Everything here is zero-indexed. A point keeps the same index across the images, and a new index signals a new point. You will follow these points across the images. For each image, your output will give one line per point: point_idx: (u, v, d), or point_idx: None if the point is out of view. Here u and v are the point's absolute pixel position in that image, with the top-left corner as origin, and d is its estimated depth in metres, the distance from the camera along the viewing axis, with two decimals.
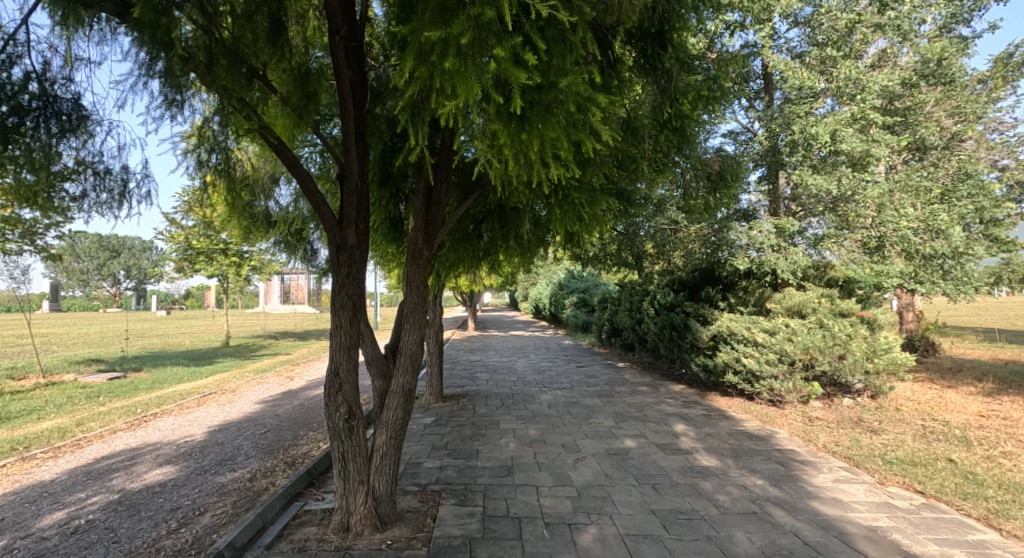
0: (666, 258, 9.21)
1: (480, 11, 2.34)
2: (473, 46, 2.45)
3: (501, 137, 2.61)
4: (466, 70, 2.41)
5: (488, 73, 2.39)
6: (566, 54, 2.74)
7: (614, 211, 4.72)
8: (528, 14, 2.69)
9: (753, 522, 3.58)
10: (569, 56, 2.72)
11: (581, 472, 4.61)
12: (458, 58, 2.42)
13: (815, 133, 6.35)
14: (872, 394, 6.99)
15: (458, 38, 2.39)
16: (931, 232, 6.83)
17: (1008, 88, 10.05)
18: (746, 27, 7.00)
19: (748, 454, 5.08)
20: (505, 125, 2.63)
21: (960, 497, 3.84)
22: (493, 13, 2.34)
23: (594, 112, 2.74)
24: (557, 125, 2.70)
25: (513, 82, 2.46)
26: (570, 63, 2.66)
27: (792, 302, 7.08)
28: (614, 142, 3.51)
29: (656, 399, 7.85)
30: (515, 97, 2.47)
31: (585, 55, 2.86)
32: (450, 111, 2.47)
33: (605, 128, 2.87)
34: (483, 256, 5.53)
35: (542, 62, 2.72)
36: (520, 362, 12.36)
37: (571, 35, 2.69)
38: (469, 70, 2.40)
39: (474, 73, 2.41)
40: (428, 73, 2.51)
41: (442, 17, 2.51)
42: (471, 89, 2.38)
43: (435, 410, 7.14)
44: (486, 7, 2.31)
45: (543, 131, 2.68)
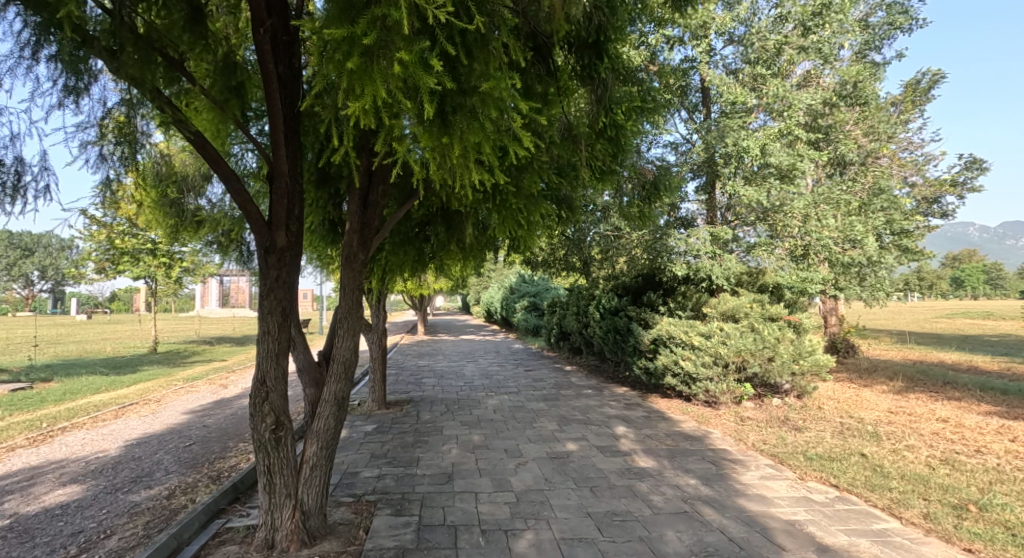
0: (610, 264, 9.42)
1: (386, 11, 2.25)
2: (381, 47, 2.35)
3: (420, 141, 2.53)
4: (373, 71, 2.30)
5: (397, 77, 2.30)
6: (487, 59, 2.70)
7: (556, 217, 4.75)
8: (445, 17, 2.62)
9: (684, 521, 3.69)
10: (491, 61, 2.66)
11: (522, 477, 4.61)
12: (363, 59, 2.31)
13: (747, 147, 6.68)
14: (798, 394, 7.43)
15: (363, 38, 2.28)
16: (850, 242, 7.32)
17: (916, 112, 11.05)
18: (684, 43, 7.29)
19: (683, 454, 5.25)
20: (424, 129, 2.55)
21: (869, 490, 4.11)
22: (397, 14, 2.25)
23: (513, 117, 2.73)
24: (477, 130, 2.65)
25: (423, 86, 2.38)
26: (493, 68, 2.61)
27: (726, 307, 7.39)
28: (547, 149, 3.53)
29: (600, 401, 8.01)
30: (426, 101, 2.39)
31: (508, 60, 2.81)
32: (361, 114, 2.36)
33: (529, 134, 2.85)
34: (427, 259, 5.46)
35: (461, 67, 2.66)
36: (468, 366, 12.29)
37: (490, 39, 2.64)
38: (375, 71, 2.29)
39: (381, 75, 2.31)
40: (336, 72, 2.38)
41: (348, 14, 2.39)
42: (377, 92, 2.27)
43: (377, 417, 6.96)
44: (391, 7, 2.21)
45: (464, 135, 2.62)
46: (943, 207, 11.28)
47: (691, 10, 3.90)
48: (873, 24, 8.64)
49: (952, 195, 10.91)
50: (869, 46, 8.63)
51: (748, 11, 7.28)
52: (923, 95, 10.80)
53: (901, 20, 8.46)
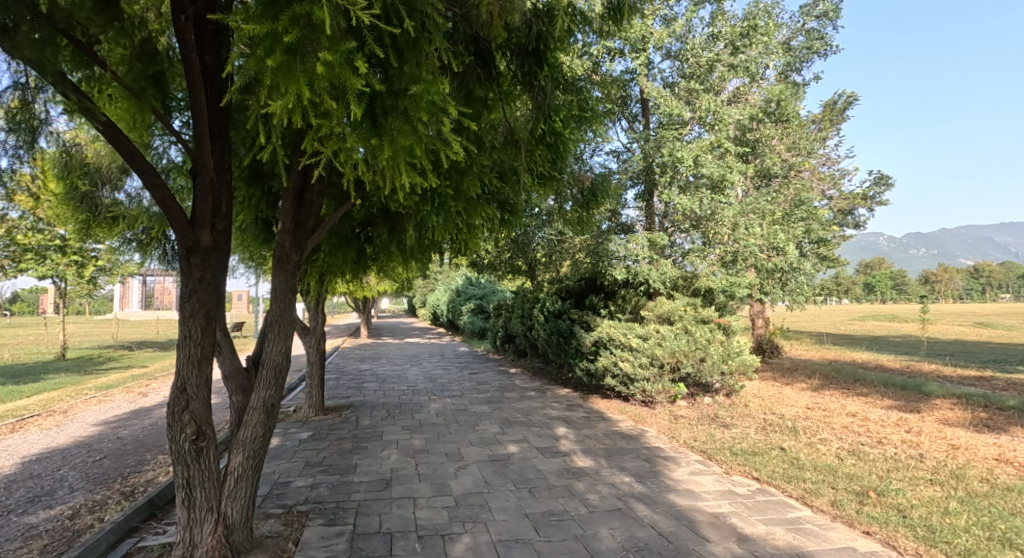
0: (554, 268, 9.57)
1: (309, 8, 2.16)
2: (305, 45, 2.26)
3: (347, 142, 2.47)
4: (296, 68, 2.21)
5: (321, 77, 2.22)
6: (420, 62, 2.67)
7: (497, 220, 4.76)
8: (375, 18, 2.57)
9: (617, 518, 3.81)
10: (424, 64, 2.64)
11: (461, 480, 4.59)
12: (286, 56, 2.21)
13: (681, 157, 6.98)
14: (727, 392, 7.86)
15: (284, 35, 2.18)
16: (774, 249, 7.80)
17: (833, 130, 11.96)
18: (625, 55, 7.54)
19: (620, 453, 5.41)
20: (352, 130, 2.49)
21: (786, 481, 4.41)
22: (321, 13, 2.18)
23: (445, 121, 2.72)
24: (408, 133, 2.62)
25: (351, 87, 2.31)
26: (425, 72, 2.58)
27: (662, 310, 7.68)
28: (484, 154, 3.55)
29: (543, 403, 8.11)
30: (355, 103, 2.33)
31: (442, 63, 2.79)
32: (284, 112, 2.26)
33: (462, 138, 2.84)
34: (368, 261, 5.34)
35: (391, 68, 2.62)
36: (411, 370, 12.09)
37: (422, 43, 2.61)
38: (298, 69, 2.20)
39: (304, 73, 2.22)
40: (258, 68, 2.27)
41: (271, 9, 2.28)
42: (300, 91, 2.18)
43: (313, 423, 6.73)
44: (314, 5, 2.13)
45: (396, 138, 2.58)
46: (856, 218, 12.27)
47: (628, 24, 4.04)
48: (794, 47, 9.30)
49: (863, 208, 11.89)
50: (791, 67, 9.27)
51: (683, 28, 7.63)
52: (838, 115, 11.73)
53: (818, 46, 9.15)
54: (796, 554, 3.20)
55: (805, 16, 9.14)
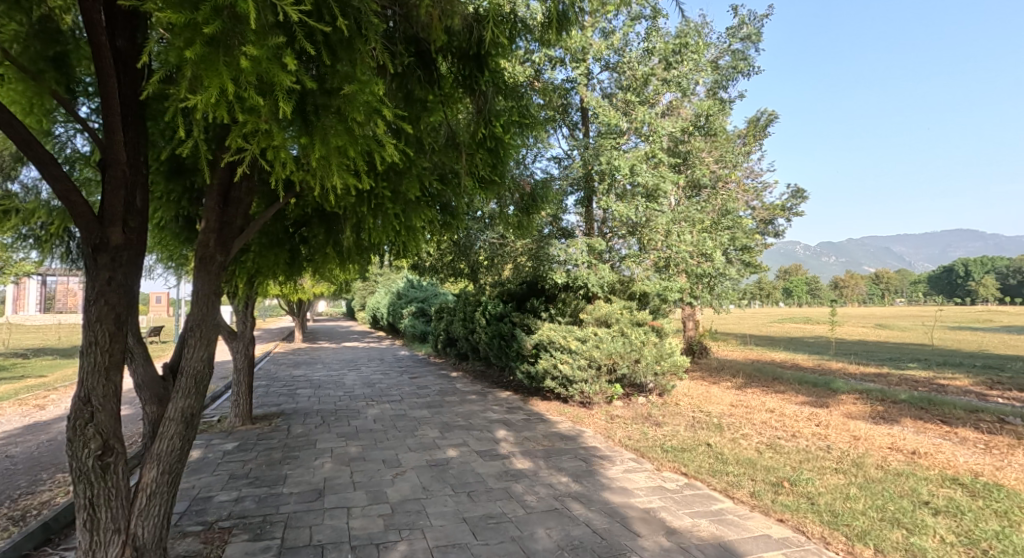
0: (496, 272, 9.61)
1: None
2: (230, 38, 2.15)
3: (274, 141, 2.37)
4: (219, 62, 2.11)
5: (246, 71, 2.13)
6: (355, 62, 2.61)
7: (437, 223, 4.71)
8: (307, 13, 2.49)
9: (554, 518, 3.88)
10: (358, 64, 2.58)
11: (398, 487, 4.51)
12: (207, 48, 2.11)
13: (618, 166, 7.22)
14: (660, 391, 8.21)
15: (206, 26, 2.07)
16: (703, 256, 8.24)
17: (756, 144, 12.78)
18: (565, 64, 7.71)
19: (558, 453, 5.52)
20: (280, 128, 2.39)
21: (711, 475, 4.65)
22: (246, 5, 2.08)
23: (380, 123, 2.67)
24: (341, 133, 2.55)
25: (279, 85, 2.23)
26: (360, 71, 2.52)
27: (600, 313, 7.90)
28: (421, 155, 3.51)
29: (483, 406, 8.12)
30: (283, 101, 2.25)
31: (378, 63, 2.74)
32: (204, 106, 2.14)
33: (397, 140, 2.80)
34: (302, 262, 5.14)
35: (324, 66, 2.55)
36: (349, 375, 11.73)
37: (356, 42, 2.56)
38: (221, 62, 2.09)
39: (228, 67, 2.12)
40: (177, 58, 2.14)
41: None
42: (223, 84, 2.08)
43: (240, 433, 6.37)
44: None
45: (328, 138, 2.51)
46: (776, 227, 13.17)
47: (568, 34, 4.13)
48: (721, 66, 9.88)
49: (782, 218, 12.79)
50: (719, 85, 9.85)
51: (621, 41, 7.90)
52: (761, 131, 12.57)
53: (742, 66, 9.77)
54: (718, 544, 3.39)
55: (732, 37, 9.73)
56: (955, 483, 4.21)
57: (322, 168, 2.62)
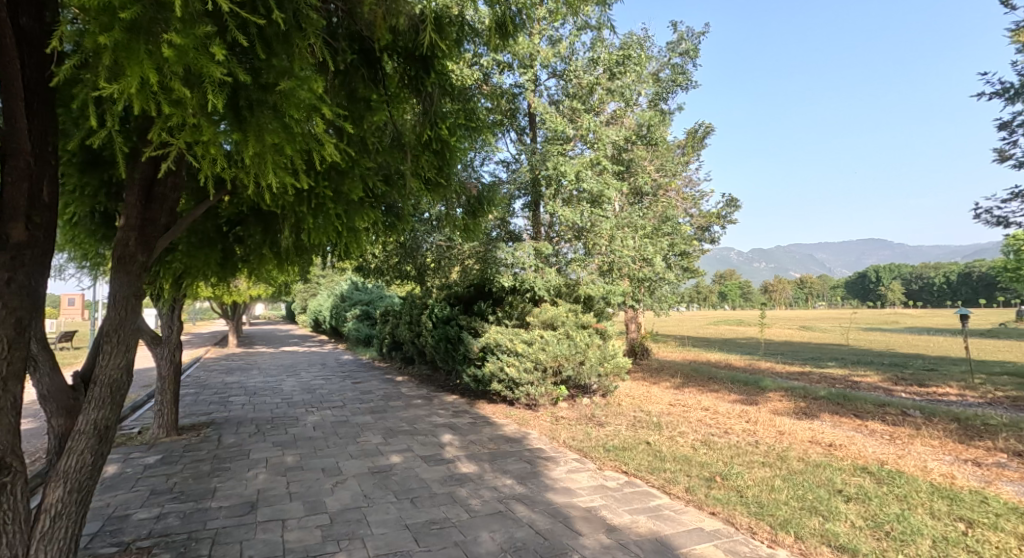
0: (443, 275, 9.53)
1: None
2: (153, 25, 2.03)
3: (203, 136, 2.26)
4: (140, 50, 1.98)
5: (171, 61, 2.01)
6: (292, 57, 2.53)
7: (381, 225, 4.62)
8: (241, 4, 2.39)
9: (498, 520, 3.89)
10: (295, 59, 2.50)
11: (338, 496, 4.37)
12: (127, 34, 1.98)
13: (564, 171, 7.34)
14: (603, 392, 8.41)
15: (126, 11, 1.95)
16: (644, 261, 8.54)
17: (694, 155, 13.39)
18: (513, 69, 7.77)
19: (503, 456, 5.53)
20: (209, 123, 2.28)
21: (650, 472, 4.81)
22: None
23: (318, 122, 2.60)
24: (277, 131, 2.46)
25: (208, 77, 2.12)
26: (297, 68, 2.45)
27: (546, 316, 8.00)
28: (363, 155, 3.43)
29: (428, 410, 8.02)
30: (213, 94, 2.14)
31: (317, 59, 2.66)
32: (123, 96, 2.01)
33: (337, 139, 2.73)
34: (236, 263, 4.89)
35: (258, 59, 2.45)
36: (287, 381, 11.26)
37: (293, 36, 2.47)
38: (142, 51, 1.97)
39: (150, 56, 1.99)
40: (92, 44, 2.00)
41: None
42: (145, 74, 1.96)
43: (164, 445, 5.97)
44: None
45: (262, 135, 2.41)
46: (712, 234, 13.84)
47: (515, 41, 4.16)
48: (662, 79, 10.28)
49: (717, 225, 13.46)
50: (660, 96, 10.24)
51: (567, 50, 8.04)
52: (699, 143, 13.18)
53: (681, 80, 10.23)
54: (655, 539, 3.51)
55: (671, 52, 10.15)
56: (865, 472, 4.57)
57: (255, 166, 2.52)
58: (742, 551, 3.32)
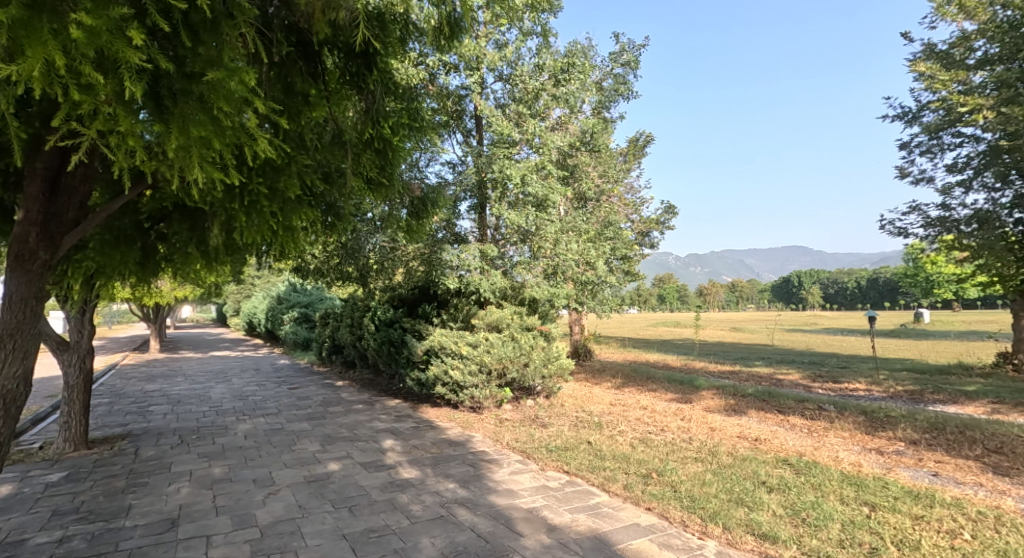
0: (385, 276, 9.32)
1: None
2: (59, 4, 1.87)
3: (119, 126, 2.10)
4: (44, 30, 1.82)
5: (80, 43, 1.86)
6: (220, 46, 2.40)
7: (319, 225, 4.47)
8: None
9: (439, 525, 3.84)
10: (224, 48, 2.38)
11: (269, 508, 4.17)
12: (27, 12, 1.81)
13: (510, 174, 7.37)
14: (546, 394, 8.53)
15: None
16: (587, 264, 8.73)
17: (635, 163, 13.84)
18: (459, 70, 7.72)
19: (446, 460, 5.47)
20: (126, 112, 2.13)
21: (590, 471, 4.92)
22: None
23: (250, 115, 2.48)
24: (204, 123, 2.33)
25: (125, 63, 1.98)
26: (226, 58, 2.33)
27: (491, 319, 8.02)
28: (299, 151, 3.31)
29: (369, 416, 7.82)
30: (129, 82, 2.00)
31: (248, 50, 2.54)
32: (22, 79, 1.84)
33: (269, 134, 2.62)
34: (159, 263, 4.58)
35: (182, 47, 2.31)
36: (217, 388, 10.62)
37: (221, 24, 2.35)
38: (45, 30, 1.81)
39: (56, 37, 1.84)
40: None
41: None
42: (49, 56, 1.80)
43: (72, 461, 5.47)
44: None
45: (186, 127, 2.28)
46: (651, 239, 14.35)
47: (460, 43, 4.15)
48: (605, 88, 10.57)
49: (656, 231, 13.98)
50: (603, 105, 10.52)
51: (513, 54, 8.07)
52: (640, 151, 13.63)
53: (623, 90, 10.56)
54: (594, 536, 3.59)
55: (614, 62, 10.45)
56: (785, 463, 4.89)
57: (178, 161, 2.37)
58: (675, 543, 3.46)
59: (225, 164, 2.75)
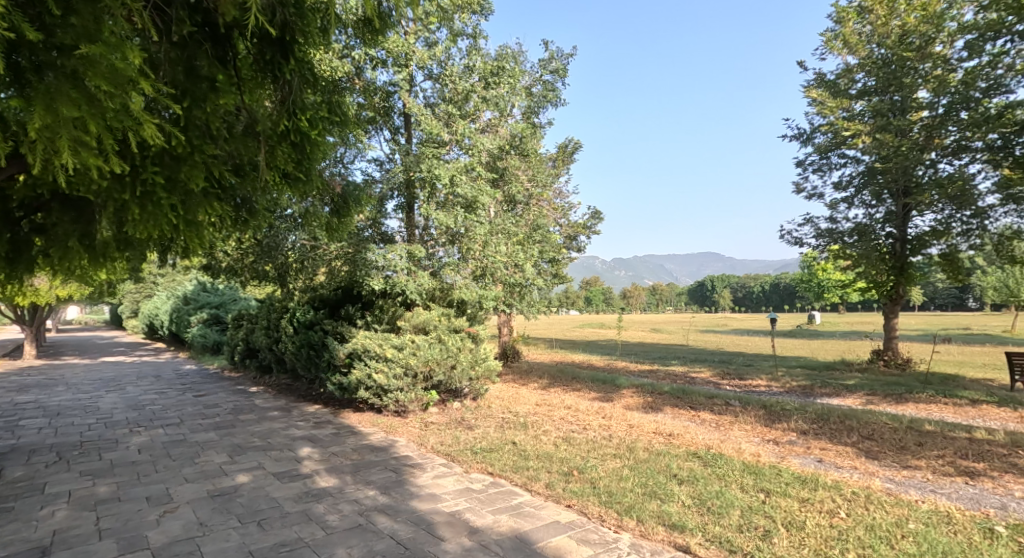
0: (305, 276, 8.89)
1: None
2: None
3: None
4: None
5: None
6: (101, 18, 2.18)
7: (227, 219, 4.18)
8: None
9: (357, 535, 3.71)
10: (106, 21, 2.16)
11: (165, 528, 3.83)
12: None
13: (438, 175, 7.26)
14: (473, 396, 8.51)
15: None
16: (515, 266, 8.82)
17: (563, 168, 14.18)
18: (387, 66, 7.50)
19: (367, 466, 5.30)
20: None
21: (513, 471, 4.96)
22: None
23: (135, 98, 2.28)
24: (77, 102, 2.11)
25: None
26: (106, 32, 2.12)
27: (418, 320, 7.86)
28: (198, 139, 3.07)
29: (286, 423, 7.41)
30: None
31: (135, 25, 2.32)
32: None
33: (158, 119, 2.42)
34: (34, 259, 4.07)
35: (52, 16, 2.07)
36: (107, 397, 9.60)
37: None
38: None
39: None
40: None
41: None
42: None
43: None
44: None
45: (56, 105, 2.06)
46: (578, 243, 14.74)
47: (386, 37, 4.05)
48: (534, 93, 10.72)
49: (583, 236, 14.38)
50: (532, 110, 10.67)
51: (443, 53, 7.96)
52: (568, 157, 13.97)
53: (551, 97, 10.78)
54: (515, 536, 3.62)
55: (543, 68, 10.65)
56: (695, 456, 5.21)
57: (42, 142, 2.13)
58: (593, 538, 3.56)
59: (107, 149, 2.51)
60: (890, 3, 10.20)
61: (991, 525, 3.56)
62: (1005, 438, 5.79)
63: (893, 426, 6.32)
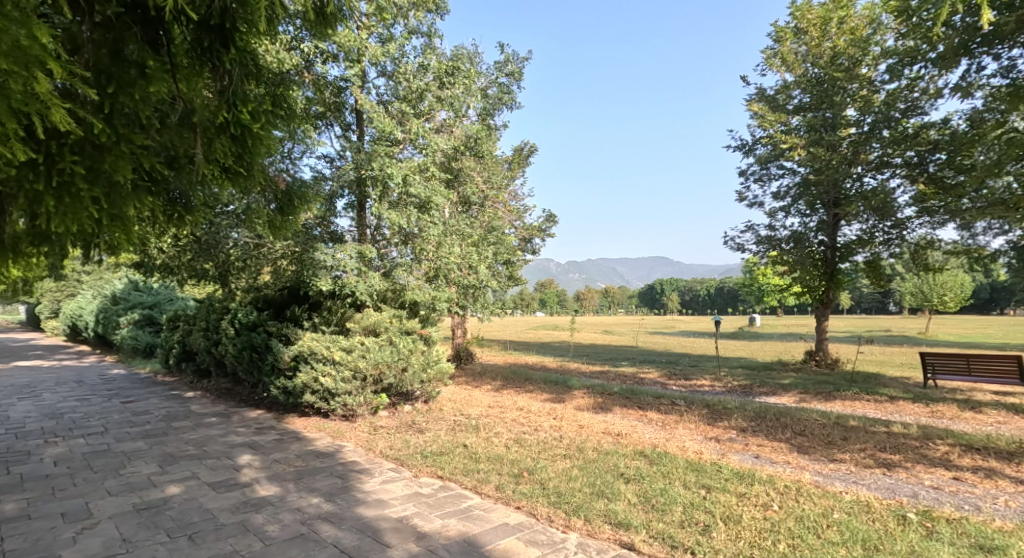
0: (248, 275, 8.49)
1: None
2: None
3: None
4: None
5: None
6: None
7: (161, 215, 3.92)
8: None
9: (297, 545, 3.57)
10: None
11: (83, 546, 3.55)
12: None
13: (391, 174, 7.11)
14: (424, 398, 8.39)
15: None
16: (468, 268, 8.78)
17: (519, 171, 14.25)
18: (339, 60, 7.29)
19: (310, 473, 5.11)
20: None
21: (463, 474, 4.91)
22: None
23: (41, 78, 2.10)
24: None
25: None
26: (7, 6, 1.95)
27: (368, 321, 7.67)
28: (123, 128, 2.87)
29: (224, 430, 7.04)
30: None
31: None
32: None
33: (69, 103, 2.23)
34: None
35: None
36: (21, 405, 8.81)
37: None
38: None
39: None
40: None
41: None
42: None
43: None
44: None
45: None
46: (533, 246, 14.84)
47: (337, 32, 3.95)
48: (489, 95, 10.72)
49: (537, 238, 14.49)
50: (487, 112, 10.66)
51: (398, 50, 7.81)
52: (523, 160, 14.06)
53: (507, 99, 10.83)
54: (463, 540, 3.58)
55: (498, 71, 10.68)
56: (642, 455, 5.34)
57: None
58: (540, 539, 3.58)
59: (11, 135, 2.31)
60: (824, 26, 10.86)
61: (904, 512, 3.83)
62: (919, 431, 6.27)
63: (823, 422, 6.71)
